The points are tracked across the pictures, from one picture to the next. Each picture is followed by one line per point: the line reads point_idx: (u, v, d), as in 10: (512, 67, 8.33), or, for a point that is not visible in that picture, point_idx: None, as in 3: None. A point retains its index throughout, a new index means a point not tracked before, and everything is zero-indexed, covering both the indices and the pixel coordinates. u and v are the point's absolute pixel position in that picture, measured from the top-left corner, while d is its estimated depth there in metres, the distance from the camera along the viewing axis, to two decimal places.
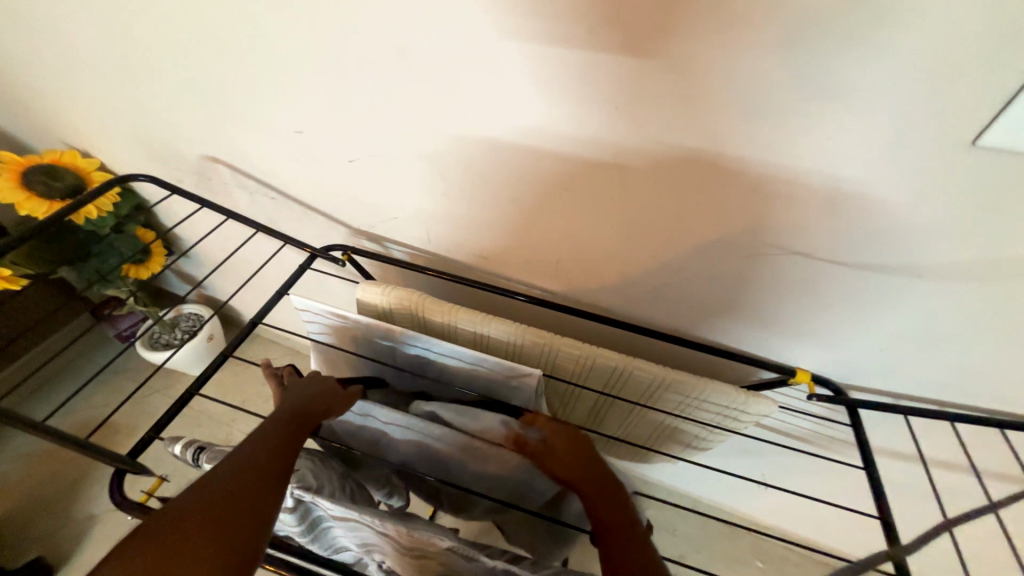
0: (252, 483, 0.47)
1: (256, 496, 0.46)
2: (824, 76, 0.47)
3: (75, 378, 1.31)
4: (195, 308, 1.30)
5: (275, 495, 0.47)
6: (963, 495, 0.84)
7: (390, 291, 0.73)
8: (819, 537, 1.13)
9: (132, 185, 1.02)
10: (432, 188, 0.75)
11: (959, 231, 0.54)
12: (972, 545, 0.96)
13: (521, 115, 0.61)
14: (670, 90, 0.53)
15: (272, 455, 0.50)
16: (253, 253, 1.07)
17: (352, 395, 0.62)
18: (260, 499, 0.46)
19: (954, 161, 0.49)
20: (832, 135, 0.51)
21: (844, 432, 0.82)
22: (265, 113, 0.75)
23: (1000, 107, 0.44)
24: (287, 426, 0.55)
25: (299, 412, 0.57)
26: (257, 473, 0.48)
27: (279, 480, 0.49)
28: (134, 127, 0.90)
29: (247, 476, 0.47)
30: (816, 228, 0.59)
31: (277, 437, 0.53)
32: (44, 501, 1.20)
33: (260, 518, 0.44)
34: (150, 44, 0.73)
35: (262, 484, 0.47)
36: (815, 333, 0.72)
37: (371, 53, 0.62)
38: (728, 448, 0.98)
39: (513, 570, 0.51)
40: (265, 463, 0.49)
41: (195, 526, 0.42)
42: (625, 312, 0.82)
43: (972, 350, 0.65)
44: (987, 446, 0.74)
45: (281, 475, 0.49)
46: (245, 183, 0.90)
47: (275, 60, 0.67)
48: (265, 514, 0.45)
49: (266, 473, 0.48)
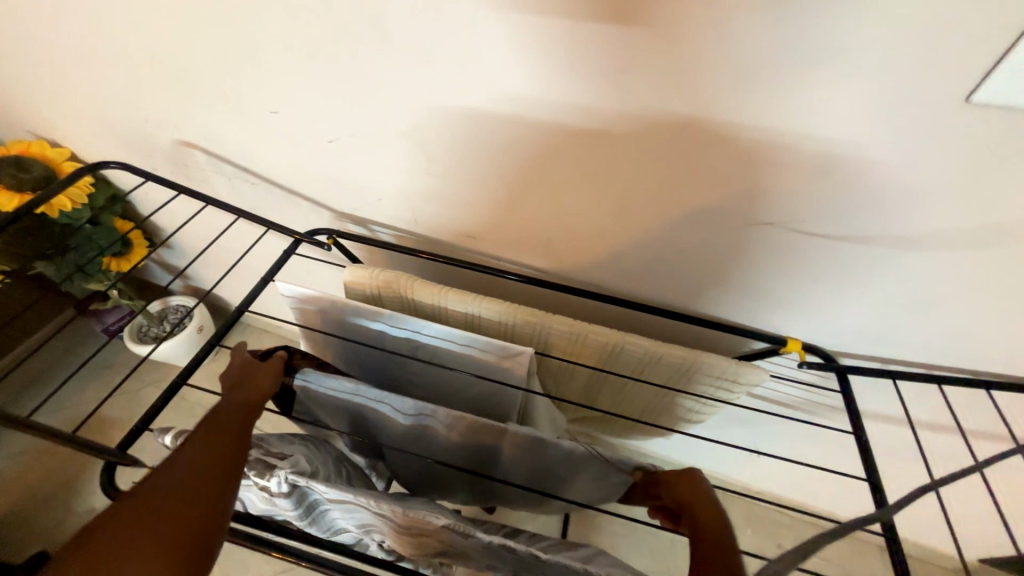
0: (206, 475, 0.46)
1: (207, 494, 0.45)
2: (811, 36, 0.46)
3: (62, 374, 1.29)
4: (182, 298, 1.28)
5: (227, 488, 0.46)
6: (948, 453, 0.87)
7: (376, 273, 0.72)
8: (809, 500, 1.16)
9: (104, 175, 0.98)
10: (415, 165, 0.73)
11: (951, 195, 0.53)
12: (956, 502, 0.99)
13: (503, 87, 0.59)
14: (653, 55, 0.51)
15: (224, 446, 0.49)
16: (236, 241, 1.05)
17: (275, 368, 0.61)
18: (207, 499, 0.44)
19: (947, 121, 0.48)
20: (822, 97, 0.50)
21: (833, 398, 0.83)
22: (236, 92, 0.72)
23: (993, 62, 0.43)
24: (237, 415, 0.53)
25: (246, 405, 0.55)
26: (210, 465, 0.47)
27: (229, 475, 0.47)
28: (101, 114, 0.86)
29: (198, 471, 0.46)
30: (804, 195, 0.59)
31: (222, 431, 0.51)
32: (43, 497, 1.19)
33: (213, 512, 0.44)
34: (107, 20, 0.69)
35: (213, 478, 0.46)
36: (805, 302, 0.72)
37: (343, 27, 0.59)
38: (722, 418, 1.00)
39: (508, 543, 0.50)
40: (212, 458, 0.48)
41: (146, 524, 0.42)
42: (617, 287, 0.81)
43: (961, 313, 0.65)
44: (973, 406, 0.76)
45: (230, 470, 0.47)
46: (222, 168, 0.87)
47: (244, 38, 0.64)
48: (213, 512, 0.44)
49: (216, 468, 0.47)
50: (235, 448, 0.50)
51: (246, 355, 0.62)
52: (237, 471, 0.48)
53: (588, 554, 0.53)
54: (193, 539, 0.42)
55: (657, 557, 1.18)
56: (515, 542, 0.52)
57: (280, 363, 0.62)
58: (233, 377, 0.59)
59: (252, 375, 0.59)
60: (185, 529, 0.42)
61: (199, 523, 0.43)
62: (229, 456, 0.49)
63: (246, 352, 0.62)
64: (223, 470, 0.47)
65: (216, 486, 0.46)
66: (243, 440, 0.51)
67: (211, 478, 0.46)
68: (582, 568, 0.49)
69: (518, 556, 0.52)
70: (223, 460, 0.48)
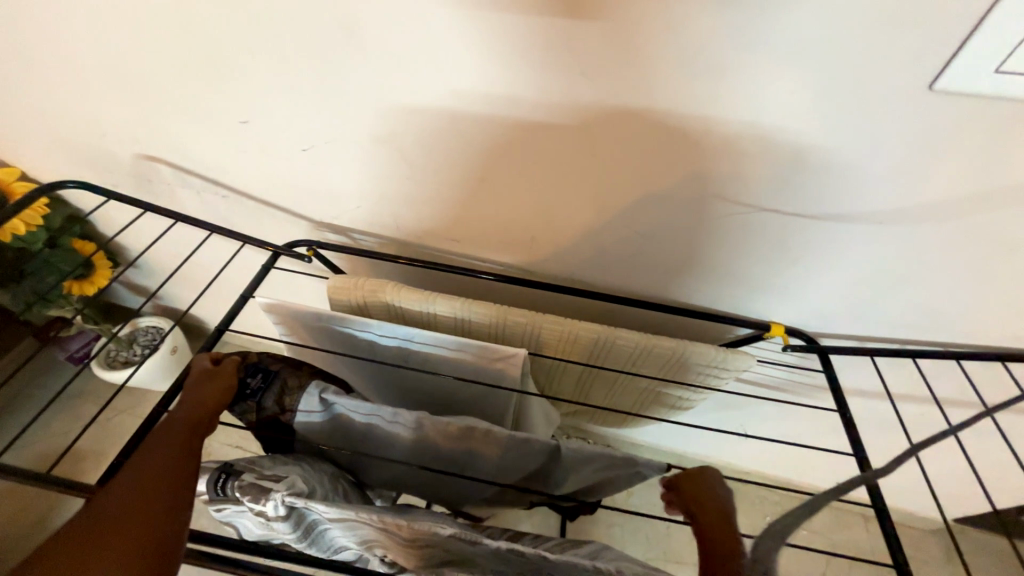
0: (161, 484, 0.46)
1: (162, 502, 0.45)
2: (780, 28, 0.47)
3: (25, 409, 1.22)
4: (153, 319, 1.22)
5: (182, 498, 0.46)
6: (923, 421, 0.91)
7: (361, 282, 0.71)
8: (796, 476, 1.20)
9: (61, 195, 0.93)
10: (395, 170, 0.72)
11: (919, 176, 0.56)
12: (935, 467, 1.04)
13: (484, 86, 0.58)
14: (632, 52, 0.52)
15: (175, 457, 0.48)
16: (209, 257, 1.01)
17: (228, 371, 0.59)
18: (164, 507, 0.45)
19: (913, 107, 0.50)
20: (795, 87, 0.51)
21: (817, 378, 0.86)
22: (203, 103, 0.69)
23: (955, 50, 0.45)
24: (189, 424, 0.52)
25: (199, 413, 0.53)
26: (167, 474, 0.47)
27: (184, 483, 0.47)
28: (54, 131, 0.81)
29: (155, 478, 0.46)
30: (778, 183, 0.60)
31: (176, 444, 0.50)
32: (13, 539, 1.12)
33: (170, 521, 0.44)
34: (58, 31, 0.65)
35: (167, 487, 0.46)
36: (785, 286, 0.74)
37: (314, 30, 0.57)
38: (711, 404, 1.02)
39: (516, 546, 0.50)
40: (164, 470, 0.47)
41: (100, 541, 0.42)
42: (601, 282, 0.82)
43: (930, 289, 0.69)
44: (945, 376, 0.80)
45: (186, 480, 0.47)
46: (189, 181, 0.84)
47: (208, 45, 0.62)
48: (170, 520, 0.44)
49: (169, 478, 0.47)
50: (182, 469, 0.48)
51: (230, 369, 0.59)
52: (193, 478, 0.48)
53: (594, 550, 0.54)
54: (151, 558, 0.42)
55: (656, 543, 1.21)
56: (522, 545, 0.51)
57: (235, 361, 0.60)
58: (196, 380, 0.57)
59: (197, 390, 0.56)
60: (141, 551, 0.42)
61: (155, 542, 0.43)
62: (181, 466, 0.48)
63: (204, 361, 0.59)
64: (178, 480, 0.47)
65: (166, 500, 0.45)
66: (194, 448, 0.50)
67: (169, 483, 0.46)
68: (592, 566, 0.49)
69: (527, 559, 0.52)
70: (174, 471, 0.47)
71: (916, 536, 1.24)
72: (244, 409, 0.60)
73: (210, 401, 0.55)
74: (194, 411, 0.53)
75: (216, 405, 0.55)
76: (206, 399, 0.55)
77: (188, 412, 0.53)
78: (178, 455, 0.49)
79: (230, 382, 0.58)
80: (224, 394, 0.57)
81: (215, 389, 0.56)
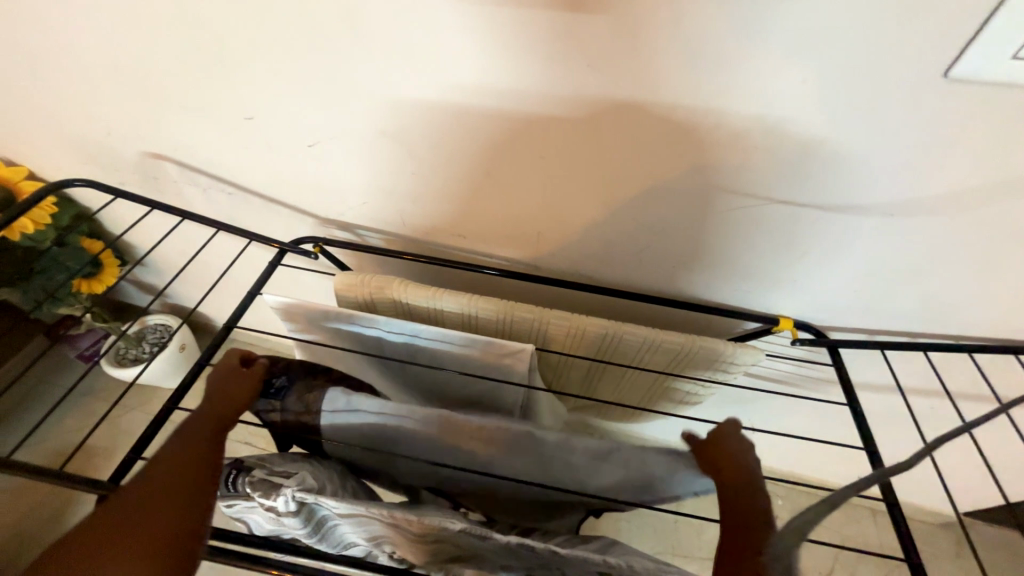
0: (181, 483, 0.46)
1: (181, 503, 0.45)
2: (791, 17, 0.46)
3: (37, 406, 1.23)
4: (161, 317, 1.23)
5: (201, 500, 0.46)
6: (934, 414, 0.90)
7: (368, 279, 0.71)
8: (804, 470, 1.20)
9: (69, 194, 0.94)
10: (400, 166, 0.72)
11: (933, 166, 0.55)
12: (945, 460, 1.03)
13: (489, 81, 0.58)
14: (640, 42, 0.51)
15: (196, 457, 0.48)
16: (215, 254, 1.01)
17: (257, 371, 0.57)
18: (183, 508, 0.45)
19: (926, 95, 0.49)
20: (807, 76, 0.50)
21: (826, 372, 0.86)
22: (208, 100, 0.69)
23: (970, 35, 0.44)
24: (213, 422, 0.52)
25: (223, 411, 0.53)
26: (188, 474, 0.47)
27: (204, 485, 0.47)
28: (60, 130, 0.82)
29: (175, 478, 0.46)
30: (788, 175, 0.59)
31: (199, 443, 0.49)
32: (27, 534, 1.14)
33: (188, 523, 0.44)
34: (63, 29, 0.65)
35: (187, 489, 0.46)
36: (794, 279, 0.74)
37: (318, 27, 0.57)
38: (719, 399, 1.01)
39: (526, 542, 0.50)
40: (185, 470, 0.47)
41: (121, 538, 0.42)
42: (608, 277, 0.81)
43: (942, 281, 0.68)
44: (957, 369, 0.79)
45: (207, 481, 0.47)
46: (195, 179, 0.84)
47: (212, 42, 0.61)
48: (188, 522, 0.44)
49: (189, 478, 0.46)
50: (204, 469, 0.48)
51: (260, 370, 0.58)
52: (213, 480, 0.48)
53: (603, 545, 0.54)
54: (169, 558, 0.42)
55: (663, 537, 1.21)
56: (532, 541, 0.51)
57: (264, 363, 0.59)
58: (222, 376, 0.56)
59: (222, 387, 0.55)
60: (159, 551, 0.42)
61: (173, 543, 0.43)
62: (202, 466, 0.48)
63: (235, 358, 0.58)
64: (198, 481, 0.47)
65: (186, 501, 0.45)
66: (217, 449, 0.50)
67: (189, 483, 0.46)
68: (602, 561, 0.49)
69: (537, 554, 0.52)
70: (195, 471, 0.47)
71: (926, 530, 1.24)
72: (267, 407, 0.58)
73: (233, 399, 0.54)
74: (218, 409, 0.53)
75: (239, 403, 0.54)
76: (231, 397, 0.54)
77: (213, 409, 0.53)
78: (200, 455, 0.49)
79: (256, 382, 0.57)
80: (250, 394, 0.56)
81: (239, 387, 0.55)
